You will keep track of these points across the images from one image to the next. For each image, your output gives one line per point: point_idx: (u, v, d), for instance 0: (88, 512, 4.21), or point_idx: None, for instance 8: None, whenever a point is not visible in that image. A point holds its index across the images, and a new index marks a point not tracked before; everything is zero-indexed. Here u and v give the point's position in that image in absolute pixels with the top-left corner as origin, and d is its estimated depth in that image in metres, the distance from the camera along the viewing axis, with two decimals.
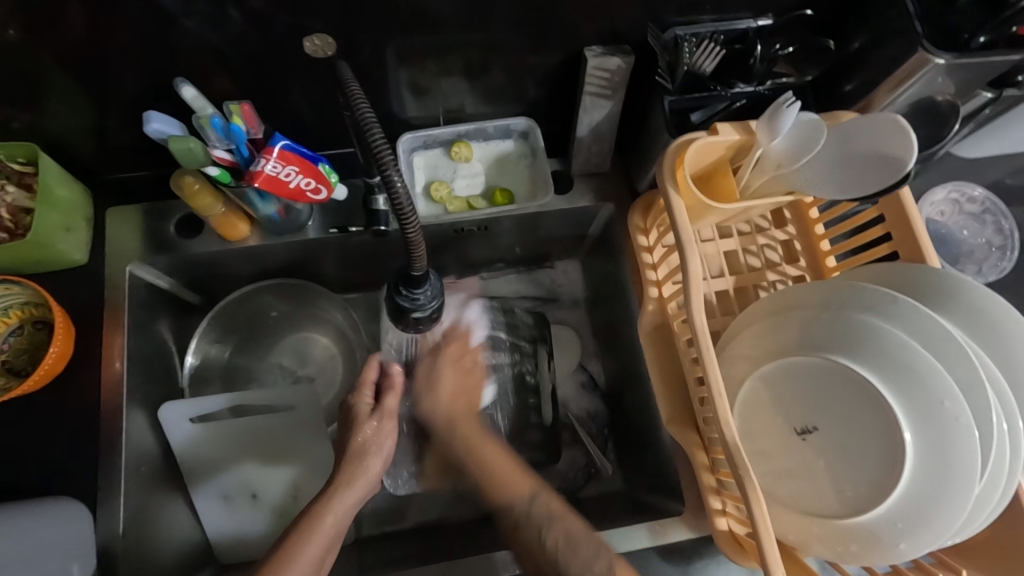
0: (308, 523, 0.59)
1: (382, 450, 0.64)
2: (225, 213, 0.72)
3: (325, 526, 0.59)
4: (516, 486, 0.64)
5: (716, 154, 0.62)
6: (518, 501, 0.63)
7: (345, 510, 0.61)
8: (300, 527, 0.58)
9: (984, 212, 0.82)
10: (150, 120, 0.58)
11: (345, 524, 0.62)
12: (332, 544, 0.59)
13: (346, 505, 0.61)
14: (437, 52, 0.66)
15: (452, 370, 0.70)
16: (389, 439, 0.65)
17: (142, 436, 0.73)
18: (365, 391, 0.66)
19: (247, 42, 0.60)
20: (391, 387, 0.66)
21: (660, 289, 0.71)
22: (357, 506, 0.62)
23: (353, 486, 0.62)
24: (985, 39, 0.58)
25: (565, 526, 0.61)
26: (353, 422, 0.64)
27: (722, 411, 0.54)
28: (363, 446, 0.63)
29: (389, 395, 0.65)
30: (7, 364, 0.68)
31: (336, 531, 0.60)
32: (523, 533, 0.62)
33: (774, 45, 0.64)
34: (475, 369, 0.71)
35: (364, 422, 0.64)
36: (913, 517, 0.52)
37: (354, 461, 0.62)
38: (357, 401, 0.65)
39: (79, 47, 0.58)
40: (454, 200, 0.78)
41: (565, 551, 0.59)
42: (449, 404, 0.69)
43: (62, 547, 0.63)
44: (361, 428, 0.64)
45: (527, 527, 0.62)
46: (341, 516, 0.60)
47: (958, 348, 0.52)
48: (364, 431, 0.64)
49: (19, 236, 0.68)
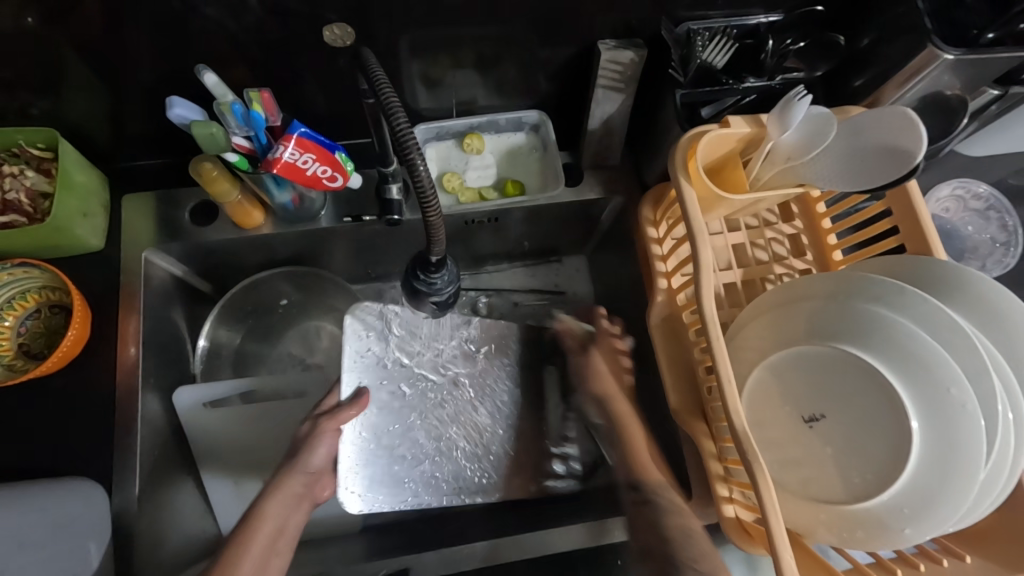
0: (244, 527, 0.64)
1: (314, 448, 0.70)
2: (240, 201, 0.72)
3: (263, 528, 0.64)
4: (655, 474, 0.70)
5: (727, 146, 0.63)
6: (649, 487, 0.68)
7: (283, 510, 0.67)
8: (240, 532, 0.64)
9: (988, 208, 0.83)
10: (173, 105, 0.59)
11: (292, 522, 0.67)
12: (274, 544, 0.64)
13: (274, 506, 0.66)
14: (450, 45, 0.67)
15: (602, 364, 0.80)
16: (325, 443, 0.71)
17: (156, 418, 0.74)
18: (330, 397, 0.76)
19: (265, 30, 0.61)
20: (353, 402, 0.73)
21: (669, 281, 0.72)
22: (297, 505, 0.68)
23: (284, 485, 0.69)
24: (994, 35, 0.59)
25: (686, 518, 0.65)
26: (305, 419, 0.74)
27: (731, 399, 0.55)
28: (303, 442, 0.71)
29: (347, 409, 0.72)
30: (24, 347, 0.70)
31: (275, 531, 0.65)
32: (647, 512, 0.66)
33: (785, 40, 0.66)
34: (622, 373, 0.81)
35: (302, 424, 0.73)
36: (918, 503, 0.53)
37: (289, 460, 0.70)
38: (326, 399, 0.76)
39: (99, 33, 0.59)
40: (466, 190, 0.79)
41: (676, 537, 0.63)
42: (598, 393, 0.78)
43: (80, 526, 0.64)
44: (301, 427, 0.73)
45: (652, 507, 0.66)
46: (278, 519, 0.66)
47: (963, 336, 0.54)
48: (304, 429, 0.72)
49: (37, 220, 0.69)
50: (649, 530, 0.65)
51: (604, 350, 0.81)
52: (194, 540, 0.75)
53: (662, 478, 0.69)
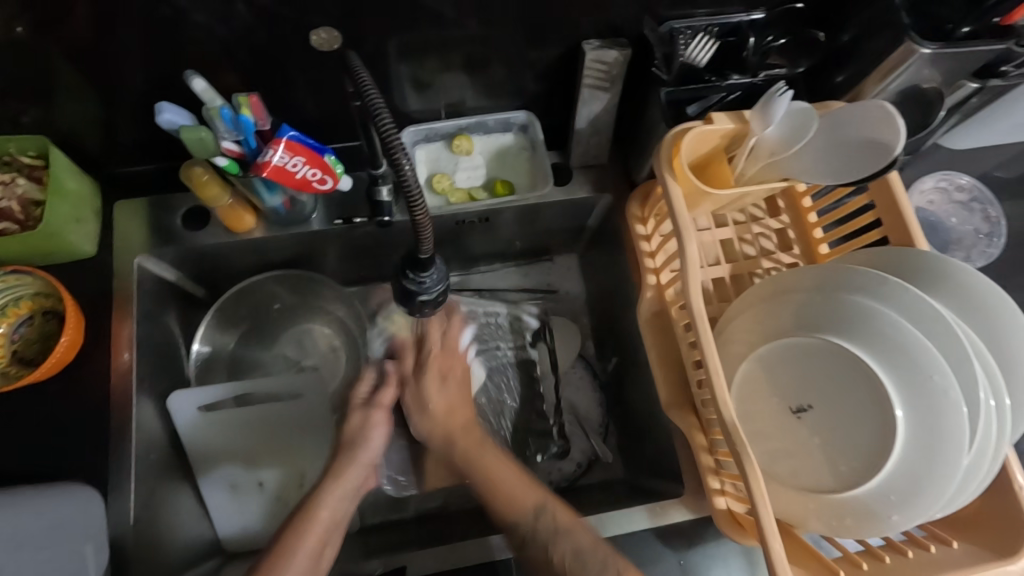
0: (301, 518, 0.61)
1: (369, 440, 0.67)
2: (232, 205, 0.73)
3: (321, 519, 0.61)
4: (520, 504, 0.64)
5: (711, 143, 0.64)
6: (523, 519, 0.64)
7: (342, 502, 0.63)
8: (295, 523, 0.61)
9: (972, 200, 0.84)
10: (162, 110, 0.60)
11: (346, 515, 0.64)
12: (330, 537, 0.62)
13: (334, 498, 0.63)
14: (437, 48, 0.68)
15: (438, 388, 0.71)
16: (378, 431, 0.67)
17: (150, 423, 0.74)
18: (365, 384, 0.71)
19: (254, 36, 0.62)
20: (387, 381, 0.70)
21: (657, 277, 0.72)
22: (353, 498, 0.65)
23: (346, 477, 0.65)
24: (968, 30, 0.60)
25: (574, 536, 0.62)
26: (348, 410, 0.69)
27: (720, 392, 0.56)
28: (354, 434, 0.67)
29: (384, 390, 0.69)
30: (18, 354, 0.70)
31: (334, 523, 0.62)
32: (532, 549, 0.63)
33: (767, 38, 0.67)
34: (461, 386, 0.72)
35: (353, 411, 0.68)
36: (904, 490, 0.53)
37: (344, 451, 0.66)
38: (355, 391, 0.70)
39: (89, 41, 0.59)
40: (456, 191, 0.80)
41: (574, 562, 0.61)
42: (444, 426, 0.70)
43: (76, 531, 0.64)
44: (351, 416, 0.68)
45: (534, 543, 0.63)
46: (337, 510, 0.63)
47: (945, 324, 0.54)
48: (353, 421, 0.68)
49: (29, 227, 0.69)
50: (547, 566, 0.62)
51: (441, 358, 0.72)
52: (191, 544, 0.75)
53: (529, 503, 0.64)
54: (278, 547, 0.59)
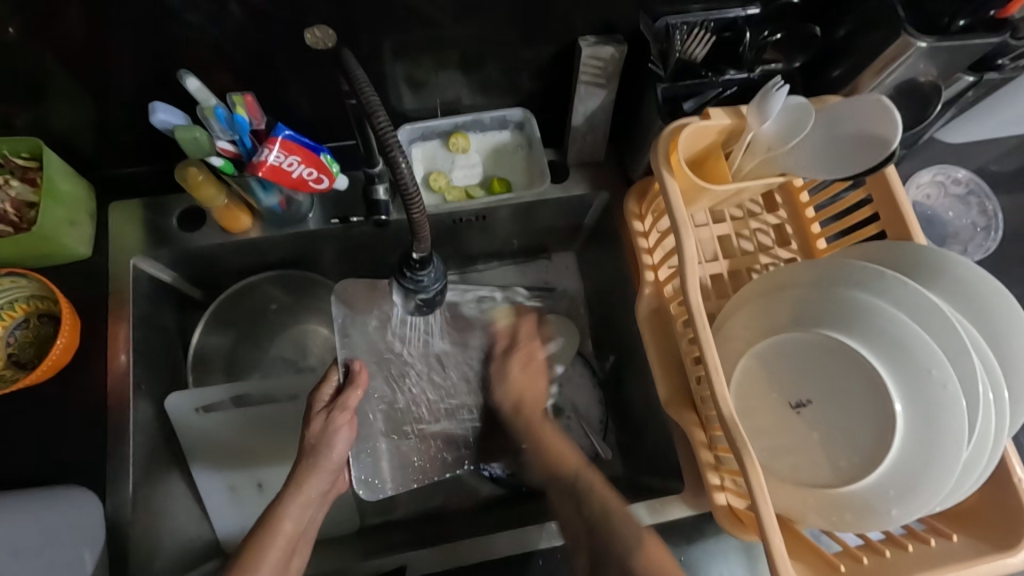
0: (265, 527, 0.61)
1: (334, 443, 0.66)
2: (228, 205, 0.73)
3: (284, 531, 0.61)
4: (563, 464, 0.70)
5: (708, 138, 0.63)
6: (567, 475, 0.69)
7: (305, 509, 0.64)
8: (260, 529, 0.61)
9: (969, 194, 0.84)
10: (156, 111, 0.59)
11: (311, 523, 0.65)
12: (295, 545, 0.62)
13: (299, 504, 0.63)
14: (432, 46, 0.68)
15: (520, 368, 0.78)
16: (340, 435, 0.66)
17: (148, 425, 0.74)
18: (326, 387, 0.70)
19: (248, 36, 0.61)
20: (351, 383, 0.69)
21: (655, 273, 0.72)
22: (315, 505, 0.65)
23: (308, 485, 0.64)
24: (965, 23, 0.60)
25: (604, 499, 0.65)
26: (308, 415, 0.68)
27: (719, 388, 0.56)
28: (316, 441, 0.66)
29: (350, 391, 0.68)
30: (13, 357, 0.70)
31: (297, 532, 0.62)
32: (562, 501, 0.68)
33: (763, 34, 0.66)
34: (542, 370, 0.79)
35: (314, 417, 0.67)
36: (903, 484, 0.53)
37: (307, 458, 0.65)
38: (316, 395, 0.69)
39: (80, 41, 0.59)
40: (452, 190, 0.80)
41: (602, 522, 0.64)
42: (517, 396, 0.76)
43: (74, 534, 0.64)
44: (311, 421, 0.67)
45: (569, 498, 0.67)
46: (301, 520, 0.63)
47: (943, 318, 0.54)
48: (314, 424, 0.67)
49: (23, 229, 0.69)
50: (573, 515, 0.66)
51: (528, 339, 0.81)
52: (190, 546, 0.75)
53: (577, 462, 0.69)
54: (245, 550, 0.60)
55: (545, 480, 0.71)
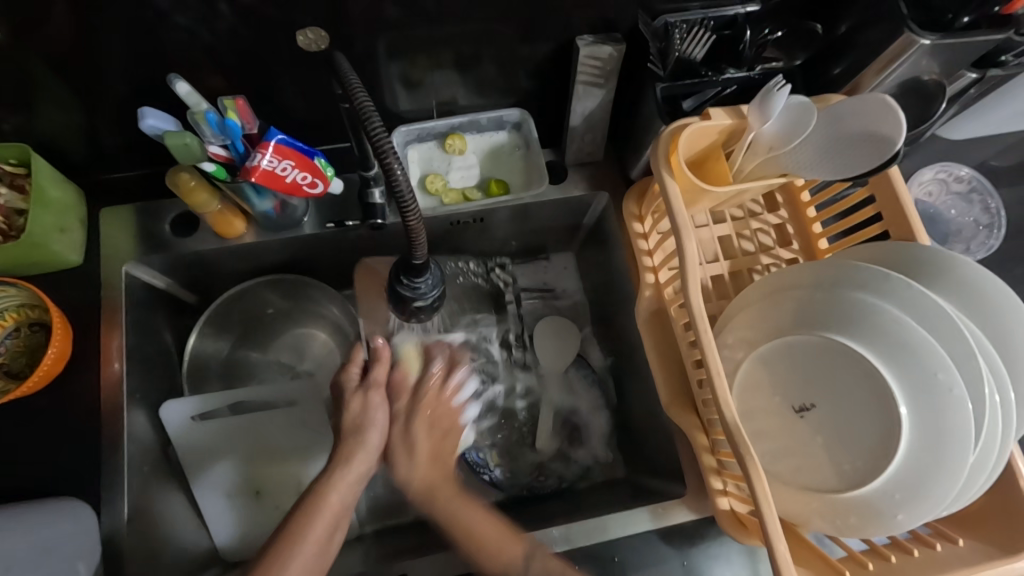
0: (309, 501, 0.60)
1: (374, 420, 0.63)
2: (221, 211, 0.72)
3: (331, 504, 0.60)
4: (509, 552, 0.62)
5: (708, 139, 0.63)
6: (511, 566, 0.62)
7: (350, 487, 0.61)
8: (303, 507, 0.59)
9: (971, 190, 0.83)
10: (145, 116, 0.58)
11: (355, 498, 0.62)
12: (338, 522, 0.60)
13: (349, 481, 0.61)
14: (426, 46, 0.66)
15: (426, 431, 0.66)
16: (379, 411, 0.64)
17: (143, 434, 0.73)
18: (353, 367, 0.66)
19: (238, 37, 0.60)
20: (377, 359, 0.66)
21: (655, 276, 0.71)
22: (362, 482, 0.63)
23: (355, 462, 0.62)
24: (968, 19, 0.59)
25: None
26: (342, 398, 0.65)
27: (722, 392, 0.55)
28: (356, 422, 0.63)
29: (377, 368, 0.65)
30: (5, 367, 0.68)
31: (341, 508, 0.61)
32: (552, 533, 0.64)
33: (763, 30, 0.66)
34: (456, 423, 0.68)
35: (351, 399, 0.64)
36: (909, 488, 0.53)
37: (349, 437, 0.63)
38: (343, 377, 0.65)
39: (66, 46, 0.57)
40: (449, 192, 0.78)
41: None
42: (425, 476, 0.64)
43: (68, 547, 0.63)
44: (348, 404, 0.64)
45: None
46: (348, 494, 0.61)
47: (948, 320, 0.54)
48: (353, 405, 0.64)
49: (12, 237, 0.67)
50: None
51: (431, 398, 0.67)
52: (190, 553, 0.74)
53: (516, 552, 0.62)
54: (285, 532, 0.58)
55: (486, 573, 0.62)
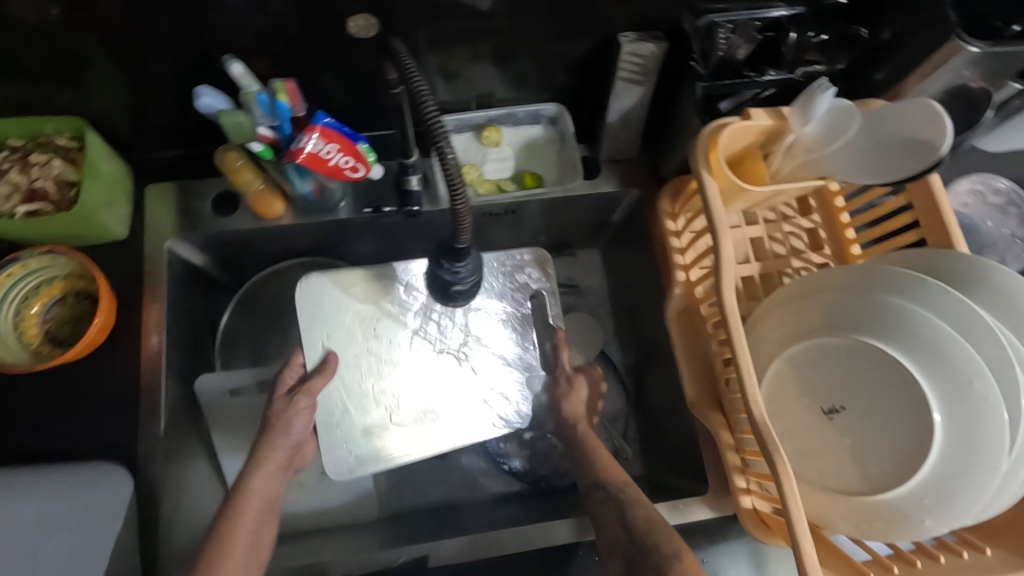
0: (233, 498, 0.63)
1: (292, 425, 0.69)
2: (262, 191, 0.74)
3: (252, 503, 0.63)
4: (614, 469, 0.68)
5: (747, 139, 0.62)
6: (614, 484, 0.67)
7: (269, 480, 0.66)
8: (224, 508, 0.62)
9: (1008, 203, 0.83)
10: (201, 95, 0.61)
11: (276, 496, 0.66)
12: (264, 517, 0.63)
13: (266, 482, 0.65)
14: (469, 38, 0.67)
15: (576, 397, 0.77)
16: (302, 417, 0.70)
17: (177, 405, 0.75)
18: (291, 371, 0.73)
19: (288, 22, 0.62)
20: (320, 371, 0.72)
21: (687, 274, 0.72)
22: (279, 476, 0.67)
23: (268, 460, 0.67)
24: (1019, 28, 0.59)
25: (648, 509, 0.64)
26: (273, 395, 0.71)
27: (751, 391, 0.55)
28: (284, 420, 0.69)
29: (315, 378, 0.71)
30: (50, 333, 0.71)
31: (264, 505, 0.64)
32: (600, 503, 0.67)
33: (807, 32, 0.66)
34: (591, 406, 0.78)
35: (277, 399, 0.70)
36: (938, 494, 0.53)
37: (276, 436, 0.68)
38: (280, 378, 0.72)
39: (124, 25, 0.59)
40: (484, 182, 0.81)
41: (647, 529, 0.63)
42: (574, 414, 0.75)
43: (100, 511, 0.64)
44: (274, 403, 0.70)
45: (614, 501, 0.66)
46: (267, 494, 0.65)
47: (985, 328, 0.54)
48: (277, 405, 0.70)
49: (64, 208, 0.69)
50: (616, 524, 0.65)
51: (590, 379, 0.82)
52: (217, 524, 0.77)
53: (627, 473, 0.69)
54: (218, 527, 0.60)
55: (591, 483, 0.69)
